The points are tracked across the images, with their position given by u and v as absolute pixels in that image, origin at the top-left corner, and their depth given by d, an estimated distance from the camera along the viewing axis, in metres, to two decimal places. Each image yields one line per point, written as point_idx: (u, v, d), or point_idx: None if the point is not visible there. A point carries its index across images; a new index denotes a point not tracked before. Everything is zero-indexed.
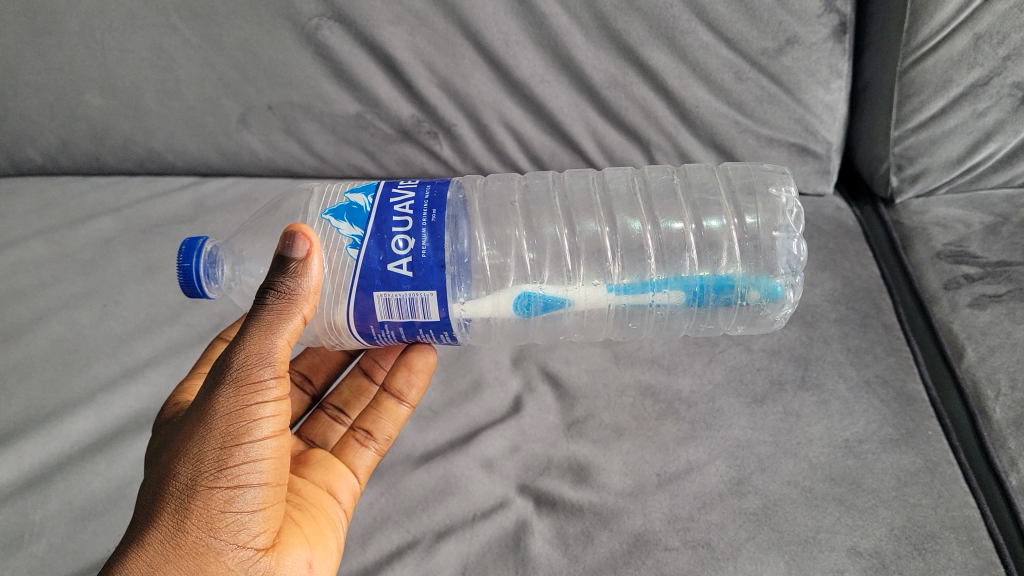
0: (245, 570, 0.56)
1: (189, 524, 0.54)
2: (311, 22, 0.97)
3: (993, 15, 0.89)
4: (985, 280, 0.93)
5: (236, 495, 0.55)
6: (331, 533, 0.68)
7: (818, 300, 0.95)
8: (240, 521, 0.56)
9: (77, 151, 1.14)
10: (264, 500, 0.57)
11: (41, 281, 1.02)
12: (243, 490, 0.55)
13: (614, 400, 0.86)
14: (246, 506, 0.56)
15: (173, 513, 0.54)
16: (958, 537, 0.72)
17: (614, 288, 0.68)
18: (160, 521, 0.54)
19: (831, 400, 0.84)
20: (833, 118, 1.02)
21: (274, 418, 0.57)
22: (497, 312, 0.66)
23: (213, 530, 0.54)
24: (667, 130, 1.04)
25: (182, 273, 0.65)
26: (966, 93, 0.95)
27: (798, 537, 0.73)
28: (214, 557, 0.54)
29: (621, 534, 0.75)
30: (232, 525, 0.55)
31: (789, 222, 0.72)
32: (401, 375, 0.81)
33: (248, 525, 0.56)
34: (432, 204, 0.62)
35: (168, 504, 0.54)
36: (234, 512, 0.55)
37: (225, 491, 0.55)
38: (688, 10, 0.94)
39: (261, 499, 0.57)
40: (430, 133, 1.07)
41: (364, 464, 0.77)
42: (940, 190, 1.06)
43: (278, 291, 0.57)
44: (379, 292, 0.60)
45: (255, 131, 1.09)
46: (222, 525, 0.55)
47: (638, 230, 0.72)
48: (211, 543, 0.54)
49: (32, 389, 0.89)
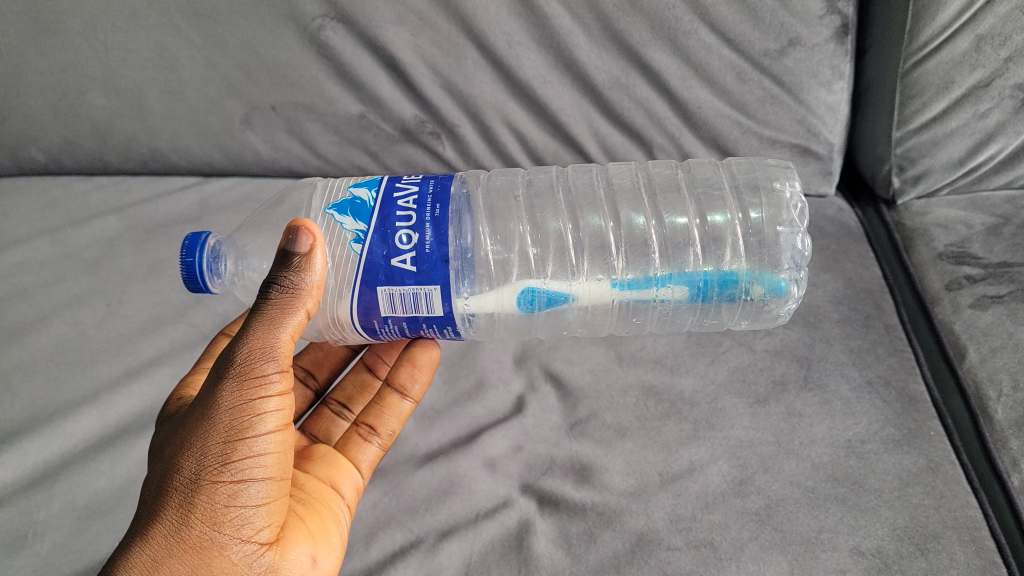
0: (249, 564, 0.56)
1: (192, 518, 0.54)
2: (314, 23, 0.97)
3: (995, 17, 0.89)
4: (986, 281, 0.93)
5: (240, 489, 0.55)
6: (335, 528, 0.68)
7: (821, 301, 0.95)
8: (244, 515, 0.56)
9: (80, 151, 1.14)
10: (268, 495, 0.57)
11: (45, 281, 1.02)
12: (247, 484, 0.56)
13: (617, 400, 0.87)
14: (250, 500, 0.56)
15: (178, 507, 0.54)
16: (960, 537, 0.72)
17: (616, 284, 0.69)
18: (164, 515, 0.54)
19: (834, 400, 0.84)
20: (834, 118, 1.03)
21: (278, 412, 0.57)
22: (502, 307, 0.66)
23: (217, 524, 0.55)
24: (670, 131, 1.04)
25: (185, 268, 0.65)
26: (968, 95, 0.95)
27: (801, 537, 0.74)
28: (218, 551, 0.55)
29: (623, 533, 0.75)
30: (236, 519, 0.55)
31: (793, 217, 0.73)
32: (405, 371, 0.80)
33: (252, 519, 0.56)
34: (437, 199, 0.62)
35: (172, 498, 0.55)
36: (238, 506, 0.55)
37: (229, 485, 0.55)
38: (690, 11, 0.94)
39: (265, 494, 0.57)
40: (433, 133, 1.07)
41: (368, 459, 0.78)
42: (942, 191, 1.06)
43: (282, 286, 0.57)
44: (383, 287, 0.60)
45: (258, 131, 1.09)
46: (226, 520, 0.55)
47: (642, 224, 0.73)
48: (215, 537, 0.55)
49: (35, 388, 0.89)
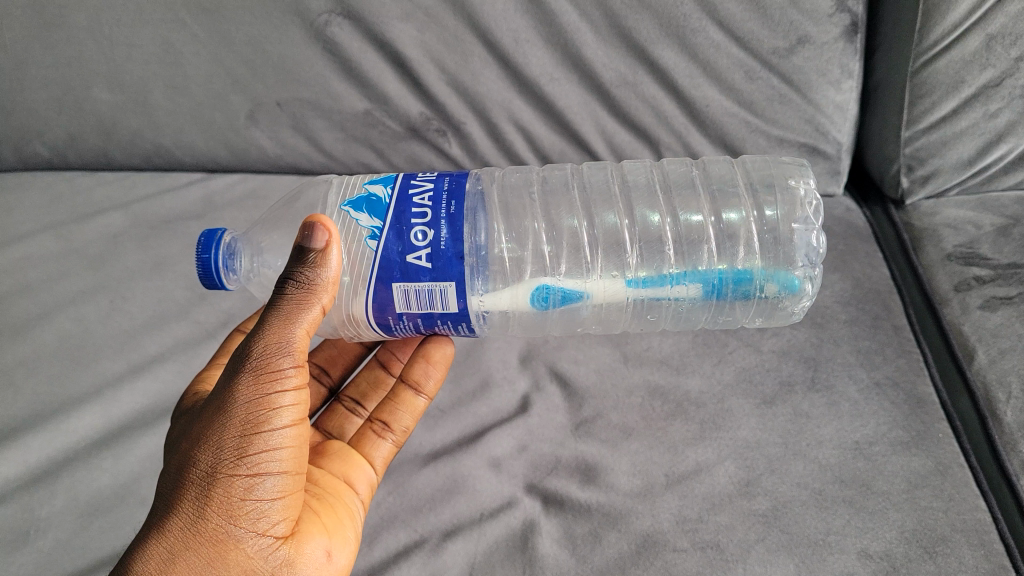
0: (264, 558, 0.55)
1: (208, 512, 0.54)
2: (321, 18, 0.97)
3: (1006, 16, 0.89)
4: (996, 282, 0.92)
5: (255, 483, 0.55)
6: (349, 522, 0.68)
7: (828, 301, 0.94)
8: (260, 509, 0.55)
9: (85, 146, 1.14)
10: (284, 489, 0.57)
11: (48, 276, 1.02)
12: (263, 477, 0.55)
13: (622, 400, 0.86)
14: (266, 494, 0.55)
15: (194, 500, 0.54)
16: (969, 540, 0.72)
17: (629, 285, 0.68)
18: (179, 509, 0.54)
19: (841, 401, 0.84)
20: (843, 118, 1.02)
21: (293, 407, 0.57)
22: (515, 305, 0.66)
23: (232, 517, 0.54)
24: (677, 129, 1.03)
25: (201, 264, 0.65)
26: (978, 94, 0.95)
27: (808, 539, 0.73)
28: (234, 545, 0.54)
29: (629, 534, 0.74)
30: (252, 513, 0.55)
31: (808, 214, 0.72)
32: (418, 367, 0.80)
33: (268, 513, 0.56)
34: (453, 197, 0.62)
35: (187, 492, 0.54)
36: (254, 499, 0.55)
37: (244, 479, 0.54)
38: (699, 9, 0.93)
39: (281, 488, 0.56)
40: (438, 130, 1.06)
41: (381, 456, 0.77)
42: (951, 192, 1.05)
43: (297, 281, 0.57)
44: (399, 284, 0.60)
45: (264, 128, 1.09)
46: (242, 513, 0.54)
47: (657, 222, 0.72)
48: (230, 531, 0.54)
49: (38, 384, 0.89)
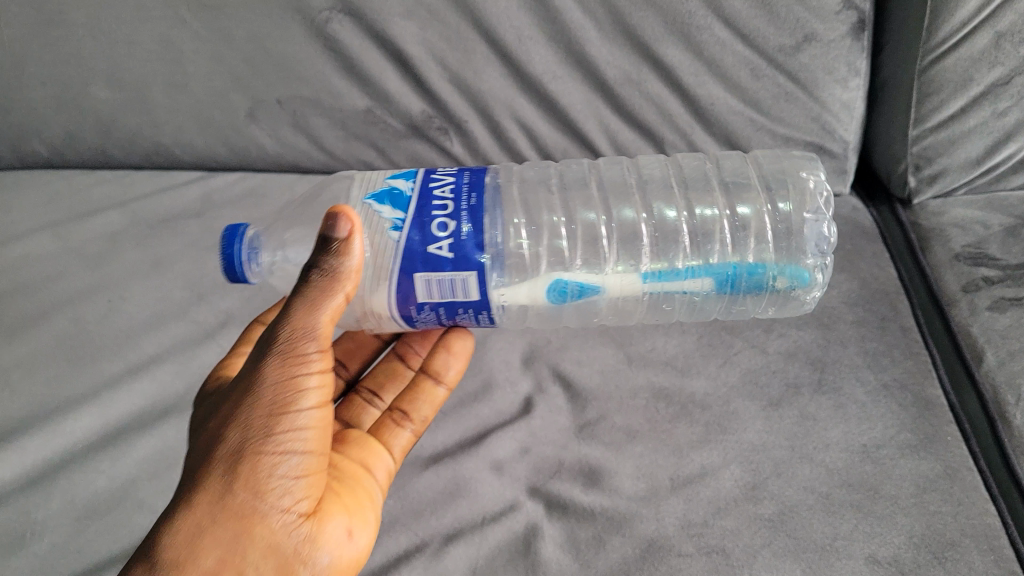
0: (289, 532, 0.55)
1: (235, 487, 0.53)
2: (321, 15, 0.96)
3: (1015, 14, 0.87)
4: (1004, 283, 0.91)
5: (281, 460, 0.55)
6: (369, 506, 0.67)
7: (835, 302, 0.93)
8: (285, 487, 0.55)
9: (82, 144, 1.13)
10: (308, 468, 0.57)
11: (46, 275, 1.00)
12: (288, 455, 0.55)
13: (626, 402, 0.85)
14: (290, 472, 0.55)
15: (221, 475, 0.54)
16: (979, 545, 0.71)
17: (647, 279, 0.67)
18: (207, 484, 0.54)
19: (848, 403, 0.82)
20: (850, 116, 1.01)
21: (317, 389, 0.57)
22: (533, 300, 0.65)
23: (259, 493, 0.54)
24: (682, 128, 1.02)
25: (225, 260, 0.65)
26: (987, 92, 0.94)
27: (815, 544, 0.72)
28: (260, 520, 0.54)
29: (633, 539, 0.73)
30: (278, 489, 0.55)
31: (819, 205, 0.72)
32: (439, 357, 0.80)
33: (291, 490, 0.55)
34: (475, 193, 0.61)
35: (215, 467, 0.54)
36: (279, 476, 0.55)
37: (271, 456, 0.54)
38: (704, 6, 0.92)
39: (304, 467, 0.56)
40: (440, 129, 1.05)
41: (400, 444, 0.76)
42: (959, 191, 1.04)
43: (322, 268, 0.56)
44: (421, 275, 0.59)
45: (264, 126, 1.08)
46: (268, 490, 0.54)
47: (673, 217, 0.71)
48: (256, 506, 0.54)
49: (35, 385, 0.87)
